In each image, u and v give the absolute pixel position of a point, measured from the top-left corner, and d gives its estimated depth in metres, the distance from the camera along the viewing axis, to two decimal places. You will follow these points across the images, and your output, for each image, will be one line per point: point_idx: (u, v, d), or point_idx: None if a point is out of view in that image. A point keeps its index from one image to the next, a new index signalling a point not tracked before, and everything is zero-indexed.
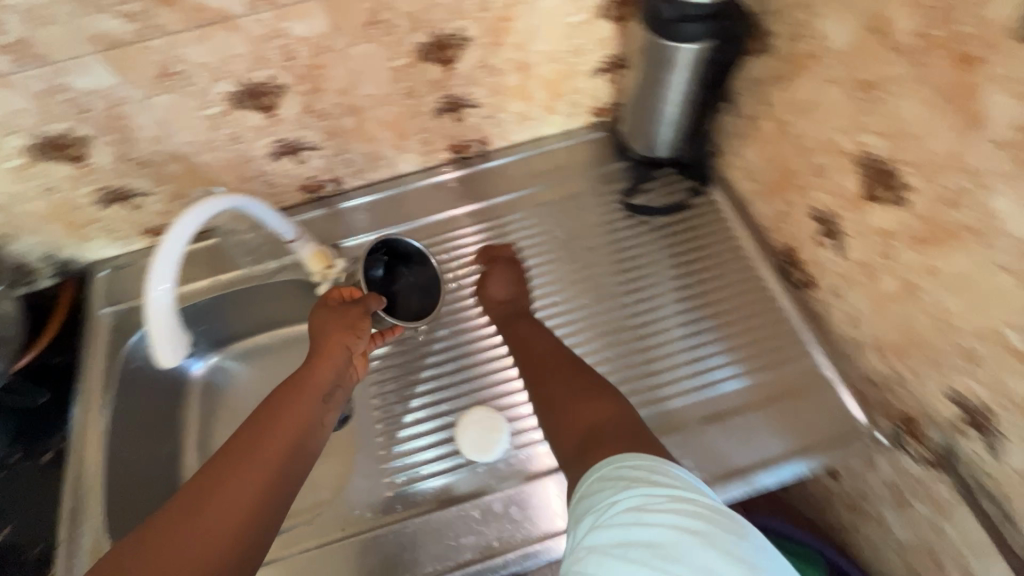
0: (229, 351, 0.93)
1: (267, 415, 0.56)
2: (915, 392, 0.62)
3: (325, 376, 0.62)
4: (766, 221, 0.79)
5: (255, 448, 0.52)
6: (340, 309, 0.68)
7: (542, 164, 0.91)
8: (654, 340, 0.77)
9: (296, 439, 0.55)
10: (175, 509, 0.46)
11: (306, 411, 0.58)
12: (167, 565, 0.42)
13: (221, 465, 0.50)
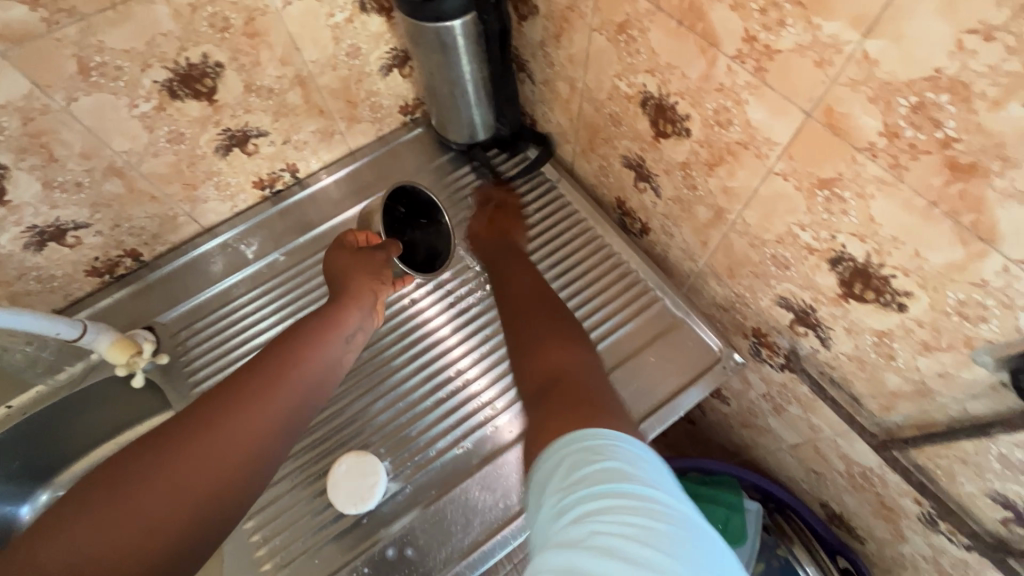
0: (62, 481, 0.79)
1: (291, 350, 0.49)
2: (754, 308, 0.64)
3: (349, 318, 0.56)
4: (592, 179, 0.79)
5: (271, 385, 0.46)
6: (361, 250, 0.63)
7: (366, 177, 0.86)
8: None
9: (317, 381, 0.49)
10: (188, 422, 0.42)
11: (327, 352, 0.52)
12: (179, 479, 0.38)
13: (231, 392, 0.44)
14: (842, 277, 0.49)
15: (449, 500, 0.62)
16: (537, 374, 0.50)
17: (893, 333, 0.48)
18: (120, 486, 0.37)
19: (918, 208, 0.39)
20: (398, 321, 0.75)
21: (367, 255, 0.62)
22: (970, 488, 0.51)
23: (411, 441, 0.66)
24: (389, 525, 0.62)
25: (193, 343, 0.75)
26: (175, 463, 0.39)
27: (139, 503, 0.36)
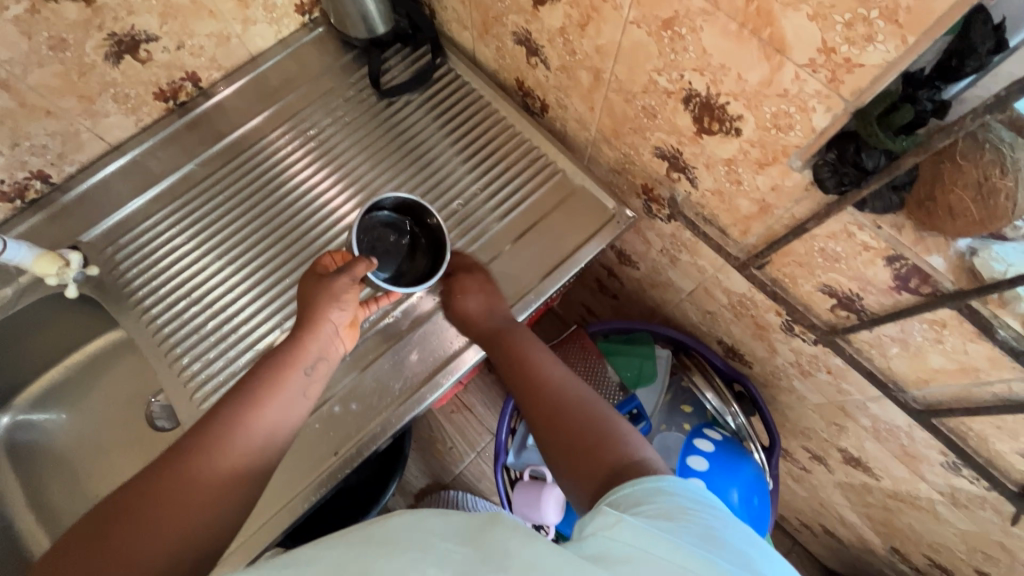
0: (21, 403, 0.84)
1: (243, 399, 0.52)
2: (640, 163, 0.71)
3: (308, 349, 0.56)
4: (493, 63, 0.82)
5: (221, 437, 0.49)
6: (324, 278, 0.58)
7: (271, 82, 0.86)
8: (451, 197, 0.79)
9: (264, 439, 0.51)
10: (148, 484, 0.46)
11: (276, 404, 0.53)
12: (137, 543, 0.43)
13: (189, 451, 0.48)
14: (695, 114, 0.56)
15: (385, 361, 0.71)
16: (591, 478, 0.49)
17: (736, 158, 0.56)
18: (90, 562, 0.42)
19: (732, 32, 0.46)
20: (319, 216, 0.79)
21: (329, 278, 0.58)
22: (808, 286, 0.62)
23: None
24: (332, 388, 0.69)
25: (122, 258, 0.77)
26: (120, 531, 0.43)
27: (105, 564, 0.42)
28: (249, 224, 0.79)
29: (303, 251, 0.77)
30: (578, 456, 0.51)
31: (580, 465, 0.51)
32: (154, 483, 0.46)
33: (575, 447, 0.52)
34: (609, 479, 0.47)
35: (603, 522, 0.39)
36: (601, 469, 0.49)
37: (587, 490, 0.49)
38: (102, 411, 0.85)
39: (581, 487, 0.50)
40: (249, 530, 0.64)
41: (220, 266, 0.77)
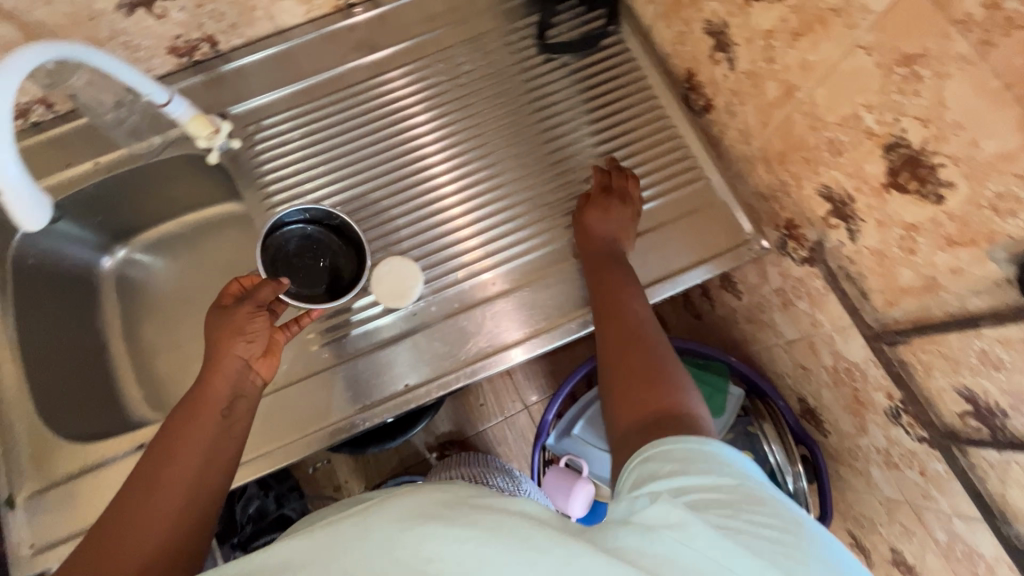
0: (137, 244, 0.90)
1: (173, 424, 0.55)
2: (795, 197, 0.66)
3: (228, 363, 0.58)
4: (667, 46, 0.78)
5: (172, 447, 0.53)
6: (230, 310, 0.61)
7: (437, 6, 0.84)
8: (571, 179, 0.78)
9: (200, 469, 0.53)
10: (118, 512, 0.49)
11: (201, 432, 0.55)
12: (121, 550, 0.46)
13: (141, 476, 0.51)
14: (891, 166, 0.51)
15: (466, 319, 0.73)
16: (632, 415, 0.51)
17: (921, 226, 0.51)
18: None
19: (990, 90, 0.40)
20: (441, 156, 0.79)
21: (232, 311, 0.61)
22: (942, 383, 0.57)
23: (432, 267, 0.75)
24: (407, 329, 0.73)
25: (260, 139, 0.80)
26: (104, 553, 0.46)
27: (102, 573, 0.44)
28: (376, 143, 0.80)
29: (417, 186, 0.78)
30: (632, 388, 0.54)
31: (631, 397, 0.53)
32: (118, 509, 0.49)
33: (615, 384, 0.55)
34: (651, 420, 0.49)
35: (664, 516, 0.38)
36: (654, 403, 0.51)
37: (630, 418, 0.51)
38: (203, 273, 0.90)
39: (623, 411, 0.53)
40: (307, 430, 0.70)
41: (342, 177, 0.79)
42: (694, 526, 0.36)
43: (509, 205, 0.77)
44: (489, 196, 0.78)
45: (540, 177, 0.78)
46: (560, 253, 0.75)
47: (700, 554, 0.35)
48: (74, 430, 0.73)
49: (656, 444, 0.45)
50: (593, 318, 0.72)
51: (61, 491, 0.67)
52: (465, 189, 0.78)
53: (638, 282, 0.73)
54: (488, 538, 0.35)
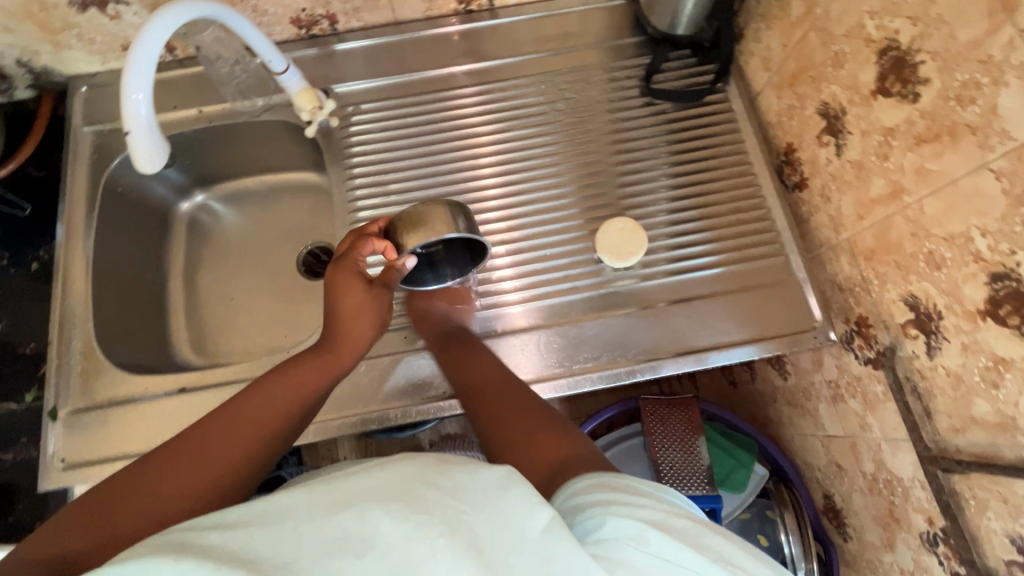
0: (213, 193, 0.93)
1: (289, 372, 0.58)
2: (875, 297, 0.64)
3: (358, 332, 0.62)
4: (771, 116, 0.77)
5: (283, 388, 0.56)
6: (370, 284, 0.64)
7: (550, 29, 0.86)
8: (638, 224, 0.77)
9: (295, 415, 0.56)
10: (216, 426, 0.50)
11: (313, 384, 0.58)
12: (206, 463, 0.47)
13: (254, 402, 0.53)
14: (993, 295, 0.49)
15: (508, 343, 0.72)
16: (536, 471, 0.47)
17: (1012, 363, 0.49)
18: (153, 483, 0.44)
19: None
20: (517, 174, 0.80)
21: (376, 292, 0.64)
22: (994, 525, 0.54)
23: (477, 284, 0.75)
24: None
25: (354, 120, 0.82)
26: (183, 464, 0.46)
27: (173, 484, 0.45)
28: (457, 148, 0.81)
29: (490, 199, 0.79)
30: (522, 450, 0.50)
31: (525, 460, 0.49)
32: (222, 423, 0.51)
33: (510, 449, 0.51)
34: (556, 470, 0.46)
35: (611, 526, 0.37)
36: (550, 456, 0.48)
37: (533, 477, 0.47)
38: (269, 233, 0.93)
39: (525, 478, 0.47)
40: (330, 416, 0.70)
41: (419, 173, 0.80)
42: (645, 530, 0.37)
43: (569, 239, 0.77)
44: (546, 225, 0.77)
45: (606, 215, 0.78)
46: (618, 298, 0.74)
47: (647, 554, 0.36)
48: (120, 358, 0.76)
49: (569, 483, 0.43)
50: (637, 369, 0.71)
51: (98, 414, 0.69)
52: (535, 212, 0.78)
53: (690, 343, 0.72)
54: (478, 503, 0.35)
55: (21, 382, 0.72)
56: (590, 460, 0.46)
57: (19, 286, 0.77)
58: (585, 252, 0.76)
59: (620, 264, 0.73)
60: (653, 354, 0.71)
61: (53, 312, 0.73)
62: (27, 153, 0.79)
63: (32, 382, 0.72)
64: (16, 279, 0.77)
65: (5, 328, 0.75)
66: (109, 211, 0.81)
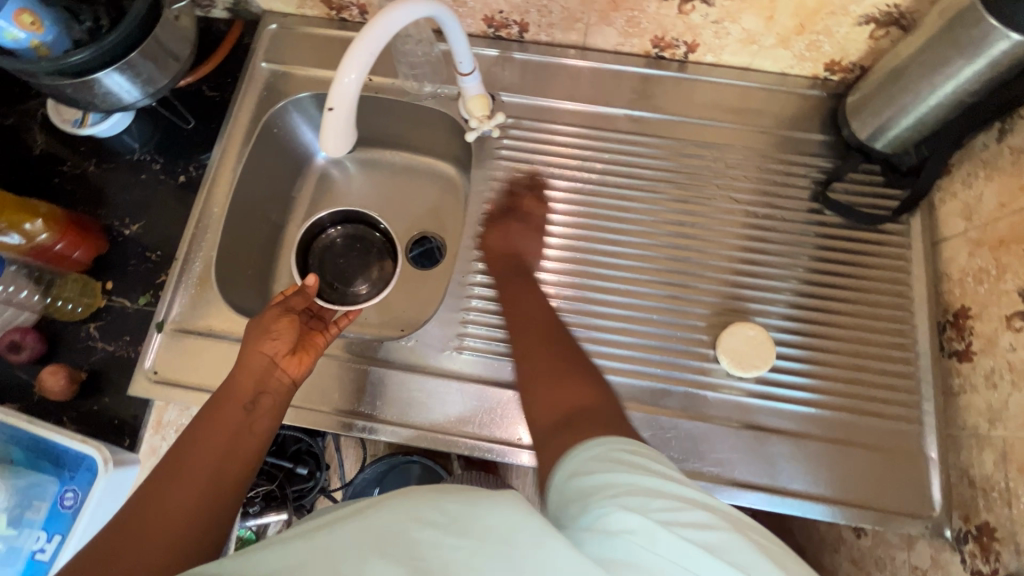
0: (350, 154, 0.94)
1: (217, 403, 0.57)
2: (1016, 515, 0.57)
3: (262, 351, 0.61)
4: (954, 269, 0.69)
5: (215, 416, 0.56)
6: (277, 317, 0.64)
7: (735, 98, 0.81)
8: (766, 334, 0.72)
9: (238, 433, 0.55)
10: (156, 482, 0.49)
11: (240, 401, 0.57)
12: (155, 524, 0.46)
13: (186, 443, 0.53)
14: None
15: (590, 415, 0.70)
16: (548, 414, 0.52)
17: None
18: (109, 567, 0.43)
19: None
20: (654, 238, 0.76)
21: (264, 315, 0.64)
22: None
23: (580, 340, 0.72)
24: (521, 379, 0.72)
25: (511, 133, 0.80)
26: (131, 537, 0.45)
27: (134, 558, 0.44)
28: (604, 191, 0.78)
29: (584, 249, 0.76)
30: (547, 389, 0.55)
31: (548, 398, 0.54)
32: (159, 478, 0.50)
33: (529, 385, 0.56)
34: (570, 413, 0.50)
35: (622, 520, 0.35)
36: (566, 403, 0.52)
37: (549, 417, 0.51)
38: (389, 209, 0.93)
39: (540, 416, 0.53)
40: (395, 421, 0.71)
41: (557, 205, 0.78)
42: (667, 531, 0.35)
43: (687, 323, 0.73)
44: (667, 302, 0.73)
45: (734, 311, 0.73)
46: (722, 403, 0.69)
47: (663, 557, 0.34)
48: (228, 289, 0.78)
49: (576, 453, 0.42)
50: (709, 485, 0.66)
51: (196, 339, 0.72)
52: (660, 284, 0.74)
53: (779, 478, 0.66)
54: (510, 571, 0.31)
55: (140, 283, 0.76)
56: (599, 413, 0.49)
57: (162, 191, 0.81)
58: (700, 343, 0.72)
59: (737, 371, 0.68)
60: (731, 476, 0.67)
61: (188, 229, 0.77)
62: (208, 73, 0.83)
63: (149, 286, 0.76)
64: (162, 185, 0.81)
65: (140, 228, 0.79)
66: (261, 148, 0.84)
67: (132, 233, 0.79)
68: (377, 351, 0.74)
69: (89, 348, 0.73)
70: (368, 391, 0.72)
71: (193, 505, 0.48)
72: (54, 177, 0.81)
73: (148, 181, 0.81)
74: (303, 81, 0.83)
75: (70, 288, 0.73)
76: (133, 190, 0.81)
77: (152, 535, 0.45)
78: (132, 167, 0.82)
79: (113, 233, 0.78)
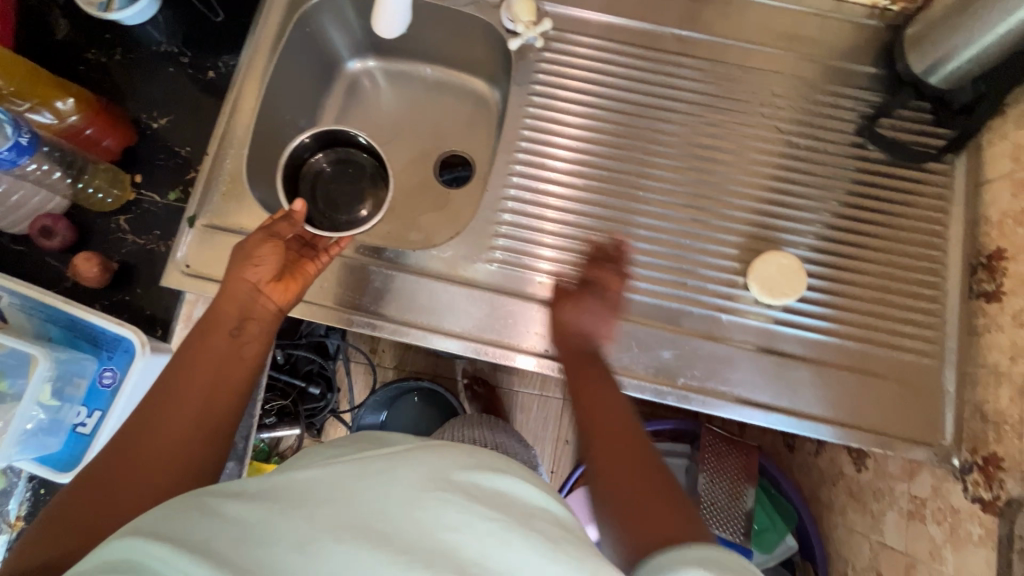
0: (380, 64, 0.91)
1: (201, 333, 0.56)
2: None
3: (247, 280, 0.59)
4: (993, 211, 0.69)
5: (200, 347, 0.54)
6: (256, 237, 0.61)
7: (787, 24, 0.78)
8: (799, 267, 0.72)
9: (227, 362, 0.54)
10: (146, 411, 0.50)
11: (226, 332, 0.56)
12: (148, 449, 0.47)
13: (170, 374, 0.53)
14: None
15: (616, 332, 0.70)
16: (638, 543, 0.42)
17: None
18: (110, 491, 0.44)
19: None
20: (692, 165, 0.75)
21: (245, 242, 0.61)
22: None
23: None
24: (552, 296, 0.72)
25: (551, 47, 0.78)
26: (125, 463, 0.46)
27: (135, 482, 0.45)
28: (645, 114, 0.76)
29: (589, 166, 0.75)
30: (635, 512, 0.45)
31: (637, 520, 0.44)
32: (147, 407, 0.50)
33: (600, 475, 0.48)
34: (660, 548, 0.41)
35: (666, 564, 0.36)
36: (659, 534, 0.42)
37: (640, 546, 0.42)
38: (418, 125, 0.91)
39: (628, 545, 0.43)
40: (426, 325, 0.71)
41: (596, 126, 0.76)
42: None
43: (718, 251, 0.73)
44: (700, 229, 0.73)
45: (767, 242, 0.73)
46: (747, 331, 0.70)
47: None
48: (258, 191, 0.78)
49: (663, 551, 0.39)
50: (727, 406, 0.68)
51: (227, 237, 0.72)
52: (696, 212, 0.74)
53: (796, 404, 0.68)
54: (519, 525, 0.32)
55: (169, 179, 0.75)
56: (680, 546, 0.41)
57: (190, 87, 0.79)
58: (730, 271, 0.72)
59: (766, 299, 0.69)
60: (749, 399, 0.68)
61: (218, 125, 0.75)
62: None
63: (178, 183, 0.75)
64: (190, 81, 0.79)
65: (168, 123, 0.77)
66: (292, 47, 0.81)
67: (161, 128, 0.77)
68: (406, 255, 0.73)
69: (119, 240, 0.73)
70: (401, 297, 0.72)
71: (187, 431, 0.49)
72: (78, 64, 0.78)
73: (177, 76, 0.79)
74: None
75: (102, 176, 0.71)
76: (161, 83, 0.78)
77: (147, 459, 0.46)
78: (160, 60, 0.79)
79: (142, 126, 0.77)
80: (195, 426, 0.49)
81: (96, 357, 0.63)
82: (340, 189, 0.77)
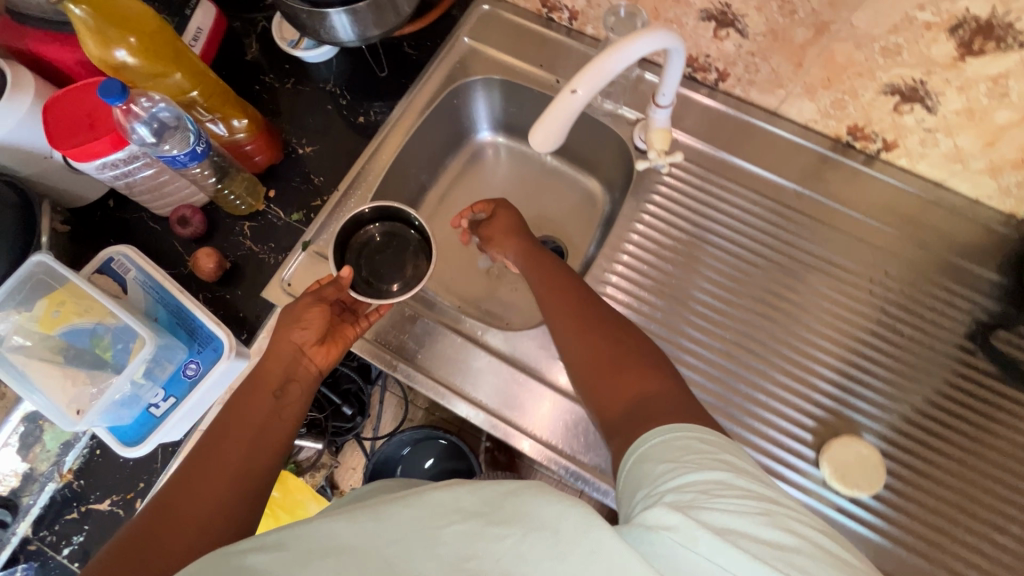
0: (507, 142, 0.97)
1: (244, 394, 0.57)
2: None
3: (292, 343, 0.61)
4: None
5: (241, 409, 0.56)
6: (303, 299, 0.63)
7: (914, 209, 0.77)
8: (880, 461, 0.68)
9: (266, 423, 0.55)
10: (184, 473, 0.50)
11: (268, 394, 0.57)
12: (185, 512, 0.47)
13: (213, 434, 0.53)
14: None
15: None
16: (620, 403, 0.54)
17: None
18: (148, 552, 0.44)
19: None
20: (785, 322, 0.75)
21: (292, 304, 0.63)
22: None
23: None
24: None
25: (673, 174, 0.81)
26: (161, 526, 0.45)
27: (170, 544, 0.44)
28: (749, 259, 0.77)
29: (683, 295, 0.76)
30: (610, 376, 0.57)
31: (612, 383, 0.56)
32: (186, 469, 0.50)
33: (591, 367, 0.59)
34: (636, 404, 0.53)
35: (661, 516, 0.35)
36: (636, 392, 0.54)
37: (617, 405, 0.55)
38: (525, 203, 0.96)
39: (611, 406, 0.55)
40: (483, 405, 0.72)
41: (698, 258, 0.78)
42: (693, 526, 0.34)
43: (793, 417, 0.70)
44: (780, 388, 0.72)
45: (846, 422, 0.70)
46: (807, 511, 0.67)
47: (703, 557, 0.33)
48: None
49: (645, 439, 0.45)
50: None
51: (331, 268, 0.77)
52: (780, 370, 0.72)
53: None
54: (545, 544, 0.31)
55: (298, 201, 0.82)
56: (666, 401, 0.51)
57: (339, 125, 0.87)
58: (801, 442, 0.69)
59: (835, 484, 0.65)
60: None
61: (354, 167, 0.82)
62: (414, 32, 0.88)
63: (303, 206, 0.82)
64: (342, 120, 0.87)
65: (313, 151, 0.85)
66: (437, 113, 0.88)
67: (304, 155, 0.85)
68: (481, 332, 0.76)
69: (238, 243, 0.80)
70: (467, 371, 0.74)
71: (222, 491, 0.49)
72: (255, 84, 0.88)
73: (331, 114, 0.87)
74: (495, 65, 0.87)
75: (240, 184, 0.78)
76: (316, 116, 0.87)
77: (182, 520, 0.46)
78: (322, 97, 0.88)
79: (289, 149, 0.85)
80: (231, 487, 0.49)
81: (187, 347, 0.68)
82: (381, 261, 0.76)
